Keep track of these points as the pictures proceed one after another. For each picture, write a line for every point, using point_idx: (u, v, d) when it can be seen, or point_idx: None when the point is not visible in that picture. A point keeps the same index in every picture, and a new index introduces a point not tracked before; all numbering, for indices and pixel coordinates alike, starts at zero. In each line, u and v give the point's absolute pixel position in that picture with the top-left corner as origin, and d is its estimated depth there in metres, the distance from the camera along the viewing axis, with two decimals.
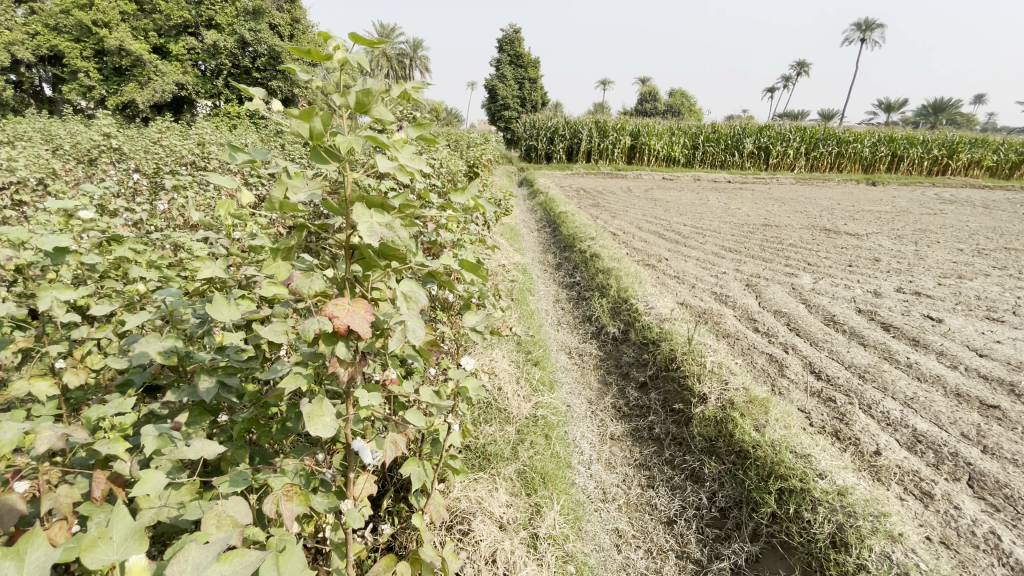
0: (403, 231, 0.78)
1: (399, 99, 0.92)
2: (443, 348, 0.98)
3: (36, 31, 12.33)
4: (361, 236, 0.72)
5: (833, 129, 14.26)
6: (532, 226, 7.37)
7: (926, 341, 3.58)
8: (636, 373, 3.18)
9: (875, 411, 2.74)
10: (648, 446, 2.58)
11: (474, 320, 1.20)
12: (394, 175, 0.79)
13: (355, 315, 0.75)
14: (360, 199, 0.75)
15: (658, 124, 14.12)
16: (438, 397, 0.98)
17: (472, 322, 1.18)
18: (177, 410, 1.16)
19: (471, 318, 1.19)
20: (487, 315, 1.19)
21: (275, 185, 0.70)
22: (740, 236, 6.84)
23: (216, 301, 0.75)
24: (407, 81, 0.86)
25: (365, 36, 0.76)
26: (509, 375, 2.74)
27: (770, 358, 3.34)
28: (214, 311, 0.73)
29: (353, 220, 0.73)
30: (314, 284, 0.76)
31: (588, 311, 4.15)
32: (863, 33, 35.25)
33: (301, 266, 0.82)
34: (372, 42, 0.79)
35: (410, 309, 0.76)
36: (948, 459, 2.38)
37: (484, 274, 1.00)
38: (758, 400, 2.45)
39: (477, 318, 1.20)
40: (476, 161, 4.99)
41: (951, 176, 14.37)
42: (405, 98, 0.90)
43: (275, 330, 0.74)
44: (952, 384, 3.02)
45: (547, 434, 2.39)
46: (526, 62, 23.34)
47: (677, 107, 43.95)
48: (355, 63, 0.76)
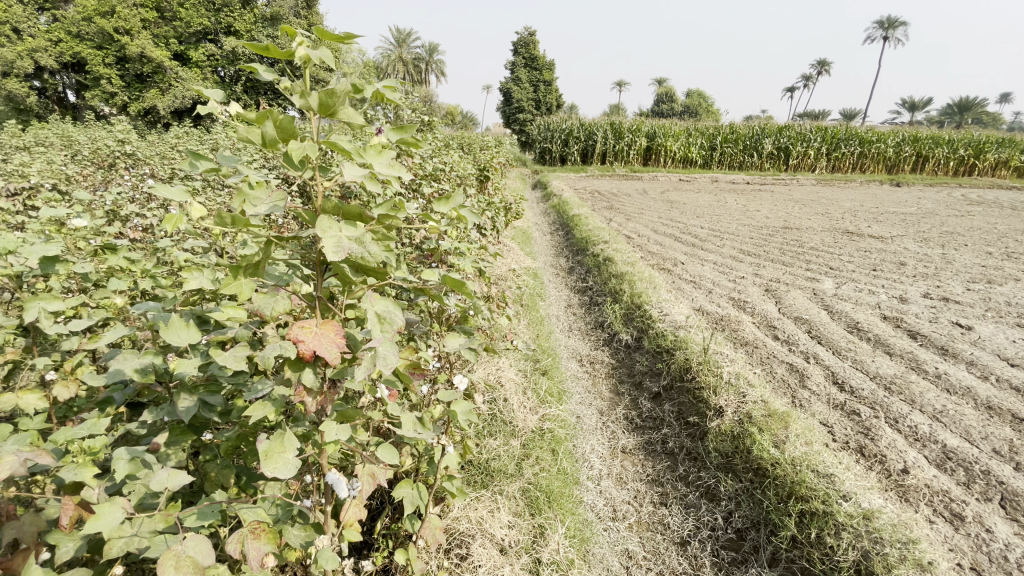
0: (375, 245, 0.71)
1: (374, 100, 0.86)
2: (427, 368, 0.91)
3: (60, 38, 12.62)
4: (326, 252, 0.65)
5: (855, 128, 13.91)
6: (544, 229, 7.27)
7: (955, 350, 3.40)
8: (649, 383, 3.07)
9: (901, 425, 2.59)
10: (660, 460, 2.47)
11: (457, 344, 1.08)
12: (367, 184, 0.73)
13: (321, 340, 0.68)
14: (328, 210, 0.68)
15: (675, 125, 13.92)
16: (423, 422, 0.91)
17: (453, 347, 1.06)
18: (156, 430, 1.10)
19: (452, 342, 1.06)
20: (470, 339, 1.07)
21: (231, 198, 0.63)
22: (759, 239, 6.67)
23: (173, 325, 0.77)
24: (378, 79, 0.80)
25: (328, 30, 0.70)
26: (516, 386, 2.65)
27: (790, 368, 3.20)
28: (169, 336, 0.75)
29: (318, 234, 0.66)
30: (278, 304, 0.70)
31: (600, 318, 4.04)
32: (886, 32, 34.53)
33: (272, 282, 0.75)
34: (337, 37, 0.73)
35: (382, 331, 0.69)
36: (980, 478, 2.23)
37: (470, 289, 0.93)
38: (778, 414, 2.33)
39: (459, 343, 1.07)
40: (488, 164, 4.92)
41: (977, 176, 13.90)
42: (379, 99, 0.84)
43: (233, 357, 0.69)
44: (983, 397, 2.85)
45: (555, 448, 2.30)
46: (541, 64, 23.23)
47: (694, 110, 43.60)
48: (318, 60, 0.70)
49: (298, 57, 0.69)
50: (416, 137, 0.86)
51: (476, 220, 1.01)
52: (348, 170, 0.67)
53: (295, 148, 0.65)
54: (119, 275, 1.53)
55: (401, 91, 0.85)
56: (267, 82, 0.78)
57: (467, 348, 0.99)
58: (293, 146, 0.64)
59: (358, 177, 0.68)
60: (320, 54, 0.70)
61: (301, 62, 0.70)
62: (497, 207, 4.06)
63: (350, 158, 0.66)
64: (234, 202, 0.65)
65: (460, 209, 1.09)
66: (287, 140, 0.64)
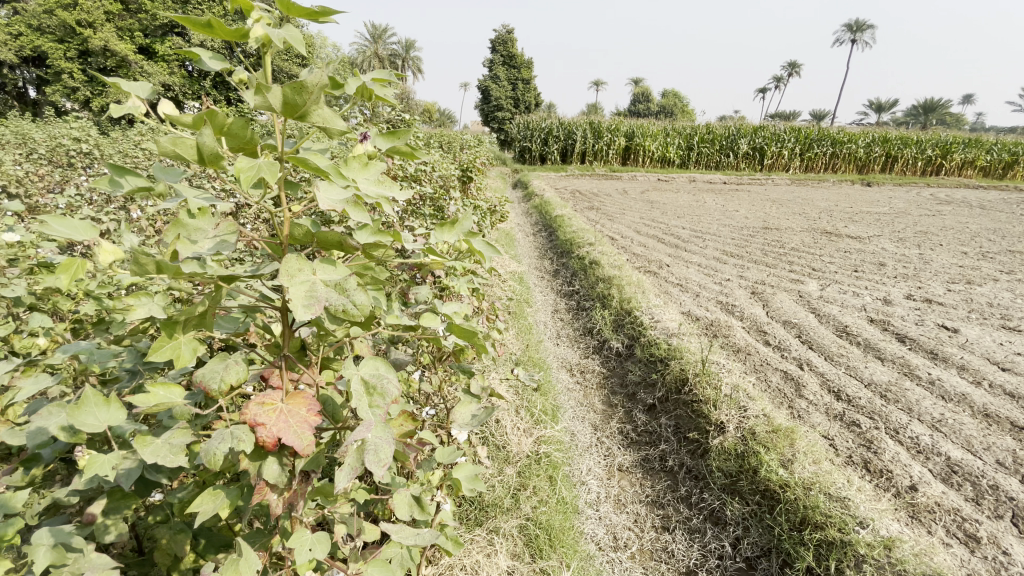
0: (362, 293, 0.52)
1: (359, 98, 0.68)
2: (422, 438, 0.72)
3: (20, 32, 12.04)
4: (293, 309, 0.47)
5: (827, 128, 14.11)
6: (527, 231, 7.13)
7: (945, 354, 3.36)
8: (643, 395, 2.94)
9: (903, 436, 2.51)
10: (660, 479, 2.35)
11: (467, 411, 0.90)
12: (350, 212, 0.55)
13: (289, 420, 0.51)
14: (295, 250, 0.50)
15: (653, 124, 13.91)
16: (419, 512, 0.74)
17: (462, 420, 0.88)
18: (93, 495, 0.89)
19: (462, 413, 0.88)
20: (483, 409, 0.89)
21: (161, 232, 0.45)
22: (740, 240, 6.64)
23: (87, 403, 0.62)
24: (364, 73, 0.63)
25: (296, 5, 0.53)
26: (508, 406, 2.47)
27: (785, 375, 3.11)
28: (79, 421, 0.61)
29: (284, 281, 0.48)
30: (230, 372, 0.52)
31: (588, 324, 3.91)
32: (853, 34, 35.44)
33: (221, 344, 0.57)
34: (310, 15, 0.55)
35: (372, 407, 0.51)
36: (989, 493, 2.16)
37: (479, 336, 0.77)
38: (782, 430, 2.22)
39: (469, 414, 0.89)
40: (470, 165, 4.72)
41: (944, 176, 14.25)
42: (365, 99, 0.67)
43: (168, 448, 0.52)
44: (979, 404, 2.80)
45: (552, 475, 2.14)
46: (519, 62, 22.91)
47: (667, 108, 44.12)
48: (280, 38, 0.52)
49: (254, 38, 0.47)
50: (411, 146, 0.69)
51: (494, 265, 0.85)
52: (321, 196, 0.51)
53: (245, 164, 0.48)
54: (58, 298, 1.29)
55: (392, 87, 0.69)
56: (213, 73, 0.57)
57: (480, 418, 0.82)
58: (248, 163, 0.47)
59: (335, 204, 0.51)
60: (286, 34, 0.49)
61: (258, 44, 0.48)
62: (482, 210, 3.88)
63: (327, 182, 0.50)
64: (164, 236, 0.46)
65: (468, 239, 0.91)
66: (240, 149, 0.47)
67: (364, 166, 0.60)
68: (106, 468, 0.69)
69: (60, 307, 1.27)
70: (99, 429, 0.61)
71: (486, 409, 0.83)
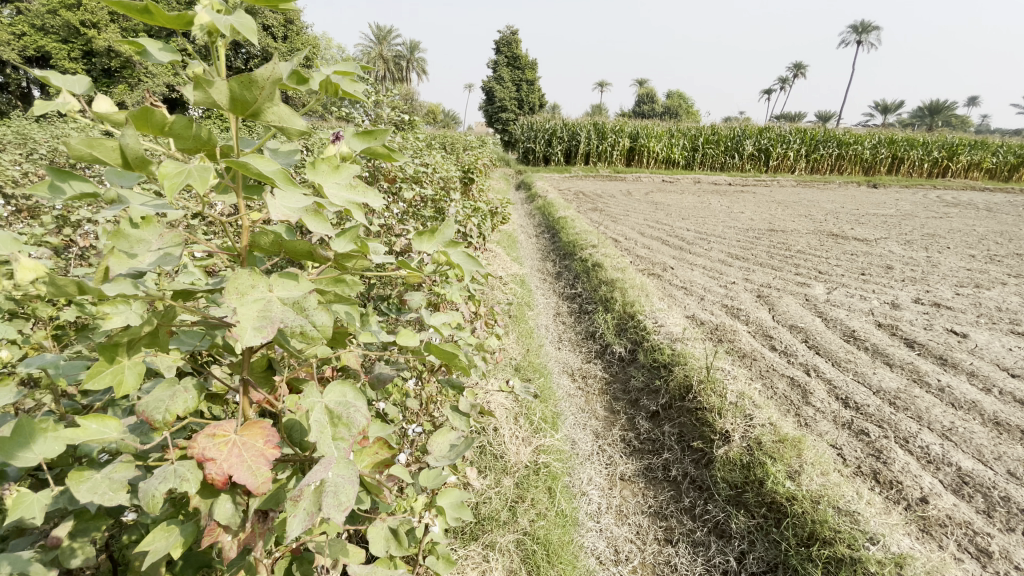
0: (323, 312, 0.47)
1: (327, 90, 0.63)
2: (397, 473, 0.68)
3: (24, 33, 12.10)
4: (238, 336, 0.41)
5: (832, 129, 14.00)
6: (529, 232, 7.08)
7: (954, 360, 3.28)
8: (647, 401, 2.88)
9: (912, 446, 2.44)
10: (663, 489, 2.29)
11: (444, 442, 0.85)
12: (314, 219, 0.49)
13: (243, 455, 0.46)
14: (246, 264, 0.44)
15: (657, 125, 13.82)
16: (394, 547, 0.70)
17: (439, 452, 0.82)
18: (58, 519, 0.83)
19: (440, 444, 0.83)
20: (463, 440, 0.84)
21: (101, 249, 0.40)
22: (746, 242, 6.55)
23: (20, 432, 0.56)
24: (328, 64, 0.58)
25: None
26: (507, 413, 2.41)
27: (791, 382, 3.03)
28: (9, 452, 0.55)
29: (231, 301, 0.42)
30: (178, 401, 0.47)
31: (591, 327, 3.85)
32: (860, 35, 35.19)
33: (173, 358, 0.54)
34: None
35: (336, 440, 0.46)
36: (1001, 505, 2.10)
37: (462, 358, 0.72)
38: (790, 439, 2.15)
39: (447, 444, 0.84)
40: (472, 165, 4.65)
41: (950, 178, 14.10)
42: (333, 92, 0.62)
43: (108, 484, 0.48)
44: (990, 411, 2.73)
45: (551, 487, 2.08)
46: (524, 64, 22.87)
47: (671, 109, 44.00)
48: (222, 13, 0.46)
49: (199, 24, 0.41)
50: (389, 146, 0.64)
51: (480, 275, 0.80)
52: (273, 205, 0.46)
53: (170, 169, 0.42)
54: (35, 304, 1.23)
55: (363, 83, 0.64)
56: (159, 67, 0.49)
57: (459, 449, 0.78)
58: (179, 167, 0.42)
59: (287, 214, 0.46)
60: (238, 21, 0.43)
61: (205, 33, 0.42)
62: (483, 212, 3.82)
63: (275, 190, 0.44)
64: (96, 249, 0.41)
65: (447, 251, 0.85)
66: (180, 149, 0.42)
67: (335, 168, 0.55)
68: (34, 509, 0.65)
69: (37, 313, 1.21)
70: (34, 458, 0.55)
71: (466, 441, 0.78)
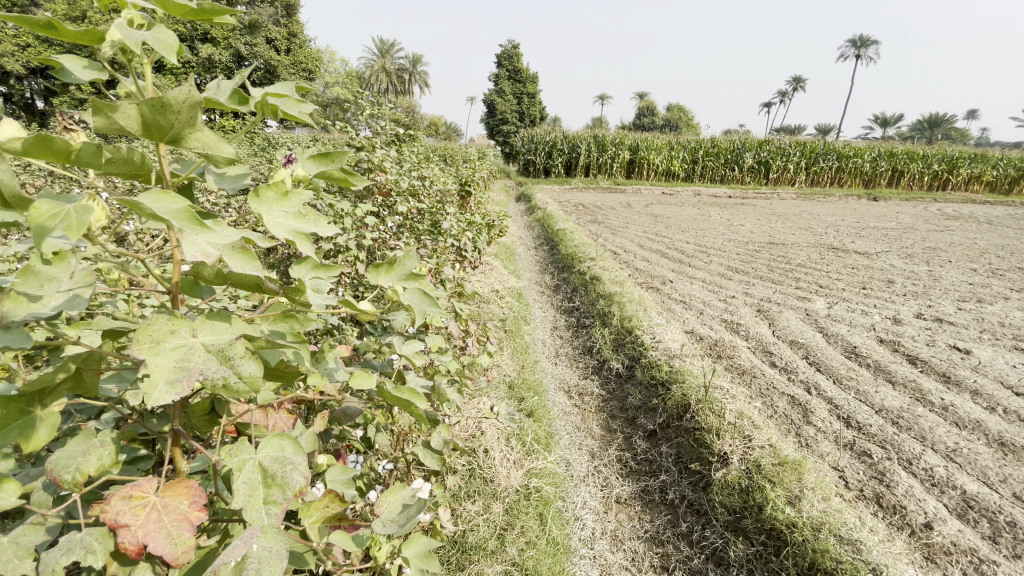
0: (249, 364, 0.45)
1: (270, 113, 0.62)
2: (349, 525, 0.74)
3: (29, 44, 12.19)
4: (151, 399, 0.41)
5: (832, 142, 14.00)
6: (528, 244, 7.04)
7: (957, 378, 3.22)
8: (643, 420, 2.82)
9: (916, 468, 2.37)
10: (660, 513, 2.21)
11: (397, 501, 0.79)
12: (243, 264, 0.47)
13: (163, 520, 0.48)
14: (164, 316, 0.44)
15: (657, 137, 13.84)
16: None
17: (389, 514, 0.77)
18: None
19: (390, 505, 0.77)
20: (417, 500, 0.78)
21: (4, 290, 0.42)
22: (746, 256, 6.51)
23: None
24: (268, 84, 0.57)
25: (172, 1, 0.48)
26: (499, 433, 2.34)
27: (792, 401, 2.96)
28: None
29: (149, 359, 0.42)
30: (87, 463, 0.49)
31: (588, 342, 3.79)
32: (858, 50, 35.47)
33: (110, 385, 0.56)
34: (191, 8, 0.50)
35: (267, 503, 0.53)
36: (1007, 531, 2.03)
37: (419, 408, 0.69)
38: (790, 462, 2.08)
39: (400, 504, 0.78)
40: (470, 178, 4.62)
41: (951, 191, 14.07)
42: (275, 113, 0.60)
43: (14, 551, 0.50)
44: (995, 431, 2.66)
45: (542, 512, 2.02)
46: (525, 77, 23.02)
47: (671, 122, 44.24)
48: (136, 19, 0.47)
49: (109, 41, 0.42)
50: (347, 171, 0.62)
51: (436, 310, 0.76)
52: (191, 242, 0.44)
53: (48, 209, 0.42)
54: None
55: (311, 104, 0.63)
56: (80, 85, 0.48)
57: (412, 518, 0.71)
58: (52, 206, 0.42)
59: (205, 250, 0.44)
60: (157, 36, 0.44)
61: (117, 49, 0.43)
62: (479, 225, 3.78)
63: (178, 228, 0.42)
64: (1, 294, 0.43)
65: (407, 284, 0.80)
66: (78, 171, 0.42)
67: (283, 196, 0.52)
68: None
69: None
70: None
71: (418, 504, 0.73)
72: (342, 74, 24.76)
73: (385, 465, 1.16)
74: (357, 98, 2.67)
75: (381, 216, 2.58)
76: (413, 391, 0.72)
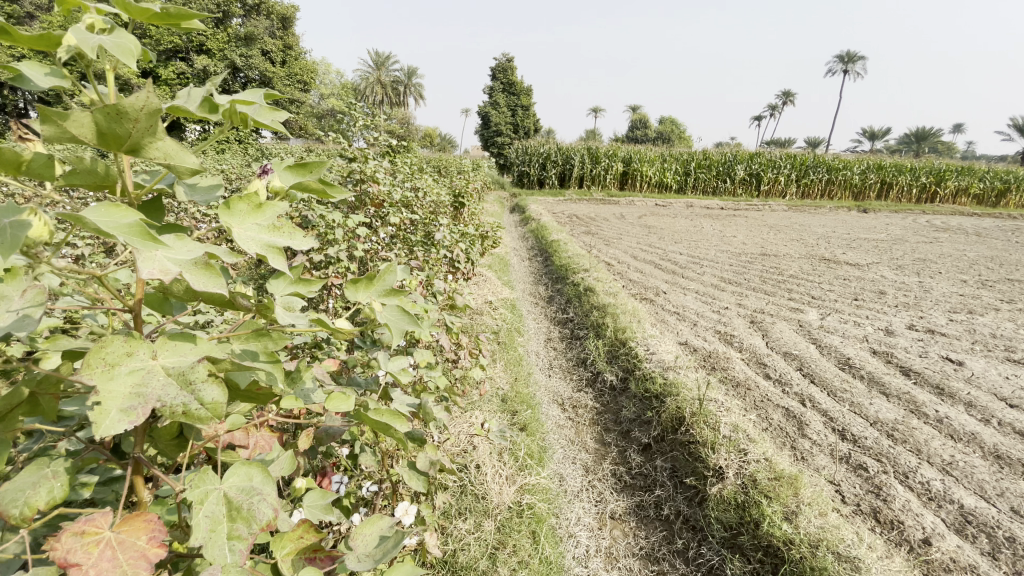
0: (212, 389, 0.44)
1: (244, 123, 0.59)
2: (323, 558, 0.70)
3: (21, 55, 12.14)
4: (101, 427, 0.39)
5: (822, 155, 14.17)
6: (522, 255, 7.03)
7: (951, 389, 3.21)
8: (638, 433, 2.78)
9: (913, 481, 2.35)
10: (655, 529, 2.18)
11: (375, 532, 0.75)
12: (204, 280, 0.45)
13: (117, 558, 0.45)
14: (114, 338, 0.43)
15: (649, 150, 13.95)
16: None
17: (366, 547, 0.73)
18: None
19: (367, 537, 0.73)
20: (395, 531, 0.74)
21: None
22: (738, 267, 6.53)
23: None
24: (239, 93, 0.54)
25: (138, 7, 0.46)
26: (491, 449, 2.30)
27: (787, 413, 2.94)
28: None
29: (100, 384, 0.41)
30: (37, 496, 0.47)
31: (582, 354, 3.76)
32: (845, 65, 36.14)
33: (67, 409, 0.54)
34: (158, 16, 0.48)
35: (231, 536, 0.51)
36: (1006, 547, 2.00)
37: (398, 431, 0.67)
38: (786, 477, 2.04)
39: (377, 536, 0.74)
40: (463, 189, 4.61)
41: (939, 203, 14.26)
42: (248, 122, 0.58)
43: None
44: (991, 444, 2.65)
45: (535, 530, 1.97)
46: (519, 89, 23.20)
47: (664, 135, 44.73)
48: (98, 24, 0.45)
49: (66, 46, 0.40)
50: (325, 182, 0.60)
51: (415, 327, 0.74)
52: (150, 258, 0.42)
53: None
54: None
55: (284, 112, 0.61)
56: (40, 92, 0.45)
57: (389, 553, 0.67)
58: None
59: (164, 266, 0.42)
60: (114, 40, 0.44)
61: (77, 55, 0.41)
62: (472, 236, 3.76)
63: (127, 244, 0.39)
64: None
65: (388, 300, 0.78)
66: (29, 185, 0.41)
67: (256, 208, 0.50)
68: None
69: None
70: None
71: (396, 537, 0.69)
72: (336, 86, 24.84)
73: (370, 488, 1.13)
74: (349, 109, 2.66)
75: (373, 227, 2.55)
76: (394, 413, 0.70)
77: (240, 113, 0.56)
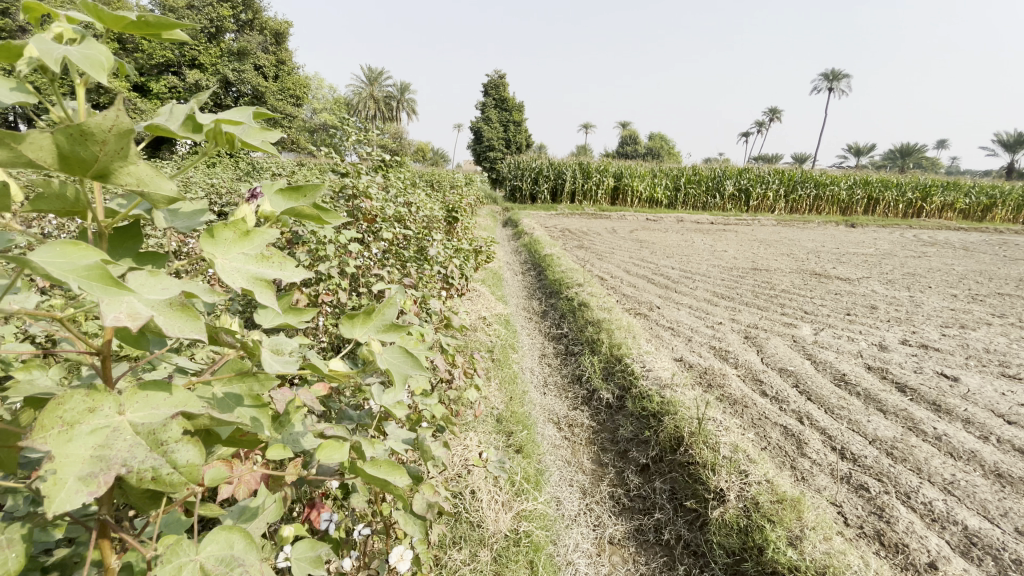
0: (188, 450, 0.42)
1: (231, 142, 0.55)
2: None
3: None
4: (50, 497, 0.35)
5: (810, 171, 14.38)
6: (515, 270, 6.99)
7: (948, 406, 3.20)
8: (635, 453, 2.73)
9: (915, 502, 2.31)
10: (655, 555, 2.11)
11: None
12: (176, 323, 0.41)
13: None
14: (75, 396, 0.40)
15: (640, 165, 14.06)
16: None
17: None
18: None
19: None
20: None
21: None
22: (731, 281, 6.54)
23: None
24: (223, 111, 0.50)
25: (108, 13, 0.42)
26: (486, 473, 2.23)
27: (785, 431, 2.90)
28: None
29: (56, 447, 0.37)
30: None
31: (577, 371, 3.71)
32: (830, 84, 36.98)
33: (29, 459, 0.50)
34: (128, 23, 0.44)
35: None
36: (1013, 570, 1.96)
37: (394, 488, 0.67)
38: (788, 500, 2.00)
39: None
40: (456, 204, 4.58)
41: (925, 218, 14.49)
42: (236, 142, 0.54)
43: None
44: (990, 462, 2.63)
45: (532, 559, 1.90)
46: (511, 105, 23.40)
47: (653, 150, 45.31)
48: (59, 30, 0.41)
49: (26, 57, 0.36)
50: (320, 208, 0.56)
51: (419, 370, 0.70)
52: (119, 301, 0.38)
53: None
54: None
55: (275, 131, 0.57)
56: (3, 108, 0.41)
57: None
58: None
59: (132, 309, 0.38)
60: (83, 50, 0.40)
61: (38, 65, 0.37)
62: (466, 251, 3.72)
63: (84, 288, 0.35)
64: None
65: (386, 334, 0.74)
66: None
67: (243, 236, 0.46)
68: None
69: None
70: None
71: None
72: (328, 101, 24.91)
73: (363, 530, 1.06)
74: (341, 123, 2.63)
75: (365, 242, 2.50)
76: (390, 466, 0.71)
77: (225, 133, 0.53)
